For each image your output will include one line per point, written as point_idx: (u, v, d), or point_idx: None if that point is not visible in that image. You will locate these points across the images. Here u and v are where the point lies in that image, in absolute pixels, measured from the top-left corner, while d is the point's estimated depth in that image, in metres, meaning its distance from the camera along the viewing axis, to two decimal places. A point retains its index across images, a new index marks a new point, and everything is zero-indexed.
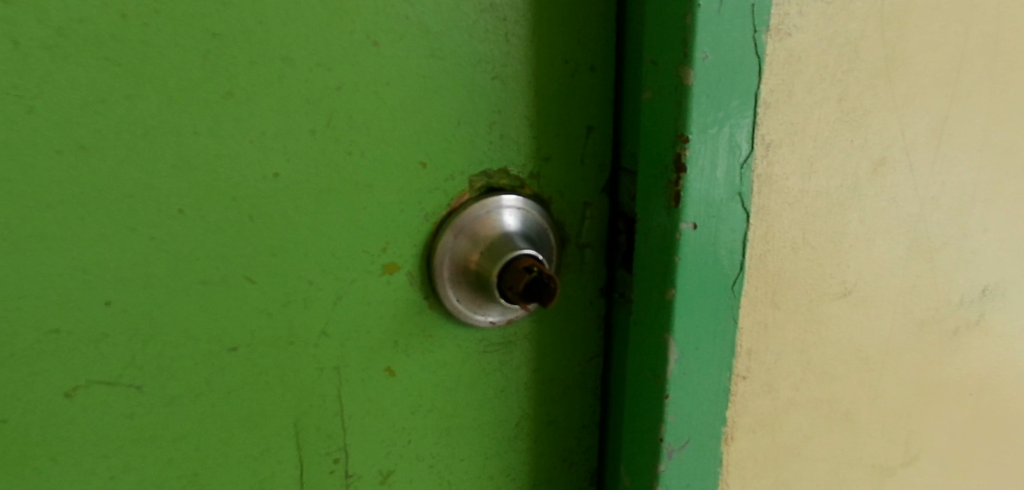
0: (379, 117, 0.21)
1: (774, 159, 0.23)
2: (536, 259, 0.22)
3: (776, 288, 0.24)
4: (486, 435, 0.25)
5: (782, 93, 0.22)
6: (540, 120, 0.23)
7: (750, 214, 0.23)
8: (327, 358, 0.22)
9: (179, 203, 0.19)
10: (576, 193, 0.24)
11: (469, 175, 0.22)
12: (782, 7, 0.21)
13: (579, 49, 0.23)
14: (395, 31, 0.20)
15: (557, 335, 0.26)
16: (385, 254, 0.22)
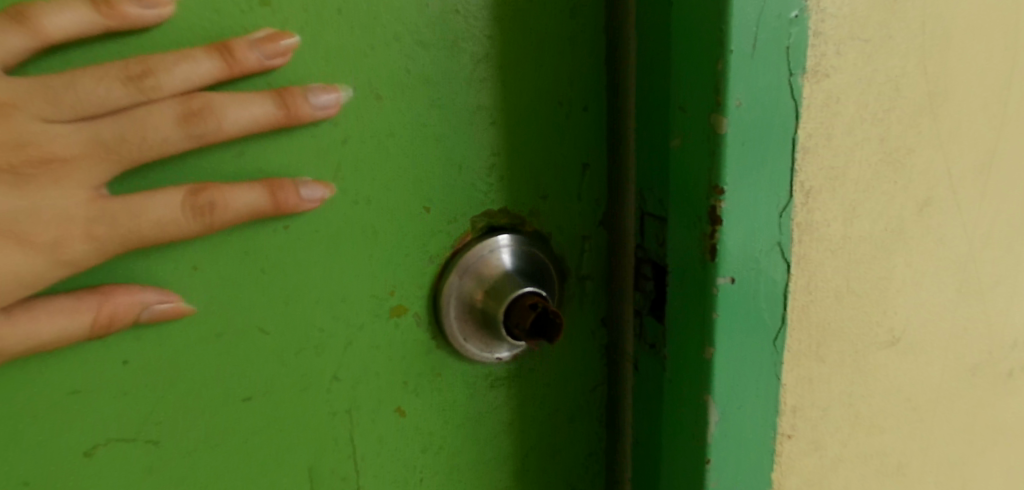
0: (381, 164, 0.21)
1: (815, 206, 0.21)
2: (539, 295, 0.22)
3: (820, 339, 0.23)
4: (495, 469, 0.26)
5: (821, 137, 0.21)
6: (538, 160, 0.23)
7: (790, 264, 0.21)
8: (339, 402, 0.23)
9: (193, 259, 0.20)
10: (576, 228, 0.24)
11: (470, 217, 0.23)
12: (819, 47, 0.20)
13: (573, 88, 0.23)
14: (395, 83, 0.20)
15: (563, 365, 0.26)
16: (393, 298, 0.22)
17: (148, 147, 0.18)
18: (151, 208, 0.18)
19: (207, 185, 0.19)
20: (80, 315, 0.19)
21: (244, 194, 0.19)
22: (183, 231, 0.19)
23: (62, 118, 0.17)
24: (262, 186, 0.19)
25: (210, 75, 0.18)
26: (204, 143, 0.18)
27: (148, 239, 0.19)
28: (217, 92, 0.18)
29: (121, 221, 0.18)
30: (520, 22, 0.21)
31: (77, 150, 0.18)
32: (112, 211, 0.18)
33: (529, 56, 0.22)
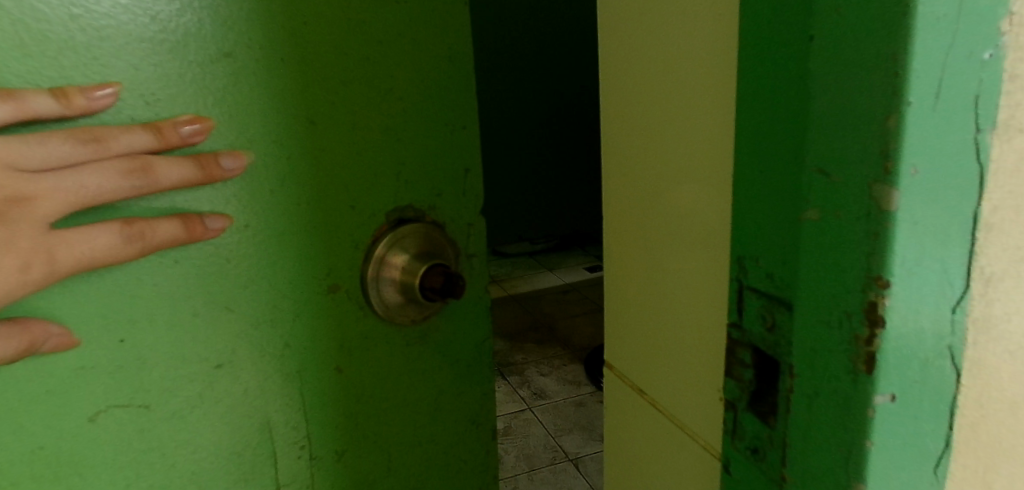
0: (321, 174, 0.30)
1: (995, 298, 0.16)
2: (443, 267, 0.33)
3: (991, 462, 0.18)
4: (412, 409, 0.36)
5: (1009, 210, 0.16)
6: (435, 167, 0.34)
7: (961, 372, 0.16)
8: (288, 363, 0.32)
9: (173, 256, 0.28)
10: (463, 217, 0.36)
11: (385, 212, 0.33)
12: (1011, 97, 0.15)
13: (455, 115, 0.34)
14: (327, 111, 0.30)
15: (459, 323, 0.37)
16: (330, 279, 0.32)
17: (97, 192, 0.25)
18: (89, 239, 0.25)
19: (136, 218, 0.26)
20: (11, 340, 0.24)
21: (168, 227, 0.27)
22: (113, 250, 0.25)
23: (31, 168, 0.24)
24: (178, 218, 0.27)
25: (146, 146, 0.25)
26: (144, 189, 0.26)
27: (89, 264, 0.25)
28: (156, 156, 0.26)
29: (60, 251, 0.24)
30: (418, 71, 0.32)
31: (38, 191, 0.24)
32: (54, 240, 0.24)
33: (423, 93, 0.33)
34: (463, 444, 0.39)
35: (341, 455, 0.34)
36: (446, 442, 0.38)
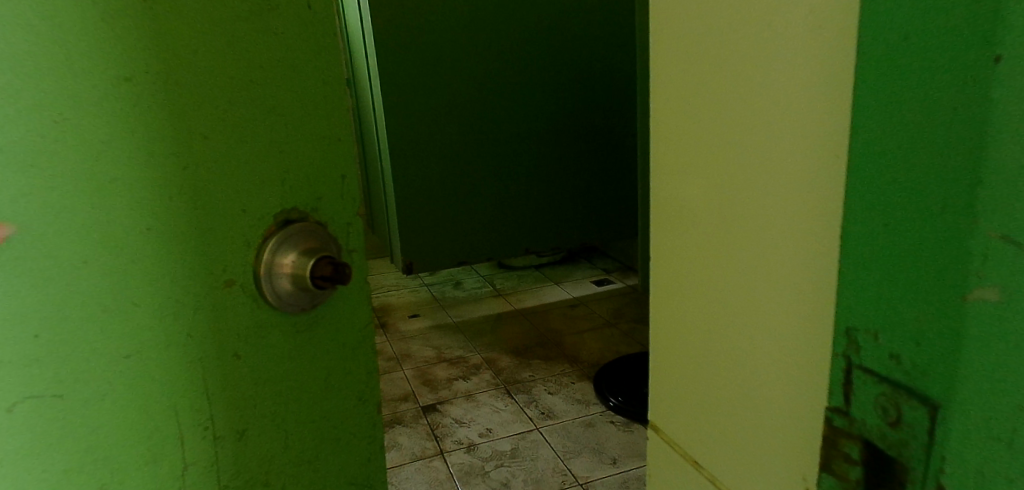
0: (241, 192, 0.48)
1: None
2: (330, 259, 0.51)
3: None
4: (292, 400, 0.55)
5: None
6: (329, 181, 0.54)
7: None
8: (194, 349, 0.48)
9: (144, 228, 0.43)
10: (341, 221, 0.55)
11: (272, 214, 0.50)
12: None
13: (348, 150, 0.55)
14: (261, 143, 0.49)
15: (332, 313, 0.56)
16: (227, 276, 0.48)
17: None
18: None
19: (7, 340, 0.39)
20: None
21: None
22: None
23: None
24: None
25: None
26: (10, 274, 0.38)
27: None
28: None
29: None
30: (309, 107, 0.51)
31: None
32: None
33: (300, 123, 0.51)
34: (325, 422, 0.58)
35: (239, 440, 0.52)
36: (304, 428, 0.56)
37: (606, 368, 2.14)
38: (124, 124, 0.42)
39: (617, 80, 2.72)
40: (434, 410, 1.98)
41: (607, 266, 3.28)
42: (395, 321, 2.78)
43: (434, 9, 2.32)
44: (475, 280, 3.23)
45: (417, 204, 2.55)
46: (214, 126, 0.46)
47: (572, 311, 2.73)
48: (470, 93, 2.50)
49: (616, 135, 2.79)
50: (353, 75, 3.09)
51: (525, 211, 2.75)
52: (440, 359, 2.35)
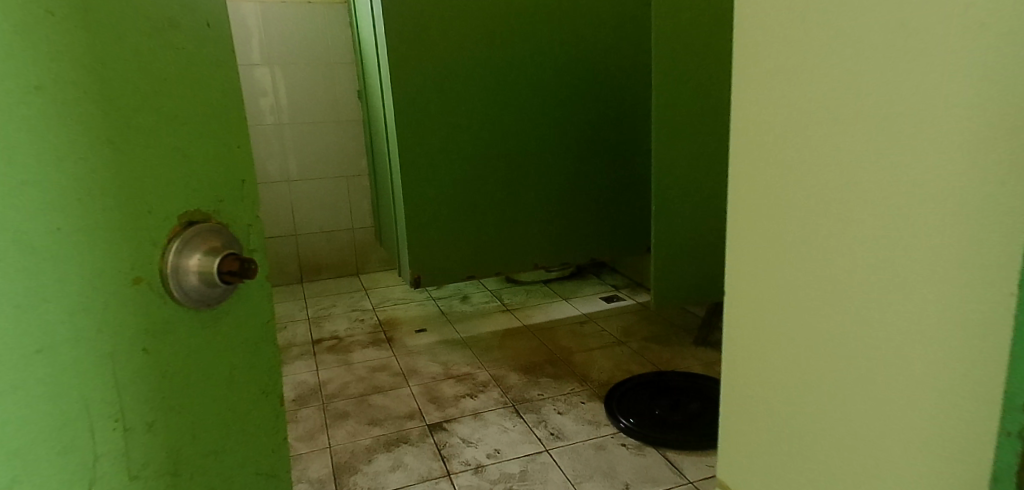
0: (148, 192, 0.49)
1: None
2: (236, 256, 0.54)
3: None
4: (197, 390, 0.55)
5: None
6: (230, 183, 0.56)
7: None
8: (106, 340, 0.46)
9: (56, 224, 0.42)
10: (238, 221, 0.57)
11: (179, 211, 0.51)
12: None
13: (250, 156, 0.58)
14: (169, 146, 0.50)
15: (228, 311, 0.58)
16: (134, 274, 0.48)
17: None
18: None
19: None
20: None
21: None
22: None
23: None
24: None
25: None
26: None
27: None
28: None
29: None
30: (213, 114, 0.53)
31: None
32: None
33: (204, 127, 0.53)
34: (222, 415, 0.58)
35: (151, 432, 0.50)
36: (206, 420, 0.56)
37: (616, 388, 2.08)
38: (60, 115, 0.42)
39: (630, 95, 2.69)
40: (440, 429, 1.94)
41: (617, 282, 3.23)
42: (400, 336, 2.73)
43: (444, 28, 2.34)
44: (483, 294, 3.18)
45: (428, 216, 2.52)
46: (122, 122, 0.46)
47: (581, 328, 2.68)
48: (483, 106, 2.48)
49: (628, 150, 2.76)
50: (365, 87, 3.08)
51: (536, 225, 2.72)
52: (447, 376, 2.31)
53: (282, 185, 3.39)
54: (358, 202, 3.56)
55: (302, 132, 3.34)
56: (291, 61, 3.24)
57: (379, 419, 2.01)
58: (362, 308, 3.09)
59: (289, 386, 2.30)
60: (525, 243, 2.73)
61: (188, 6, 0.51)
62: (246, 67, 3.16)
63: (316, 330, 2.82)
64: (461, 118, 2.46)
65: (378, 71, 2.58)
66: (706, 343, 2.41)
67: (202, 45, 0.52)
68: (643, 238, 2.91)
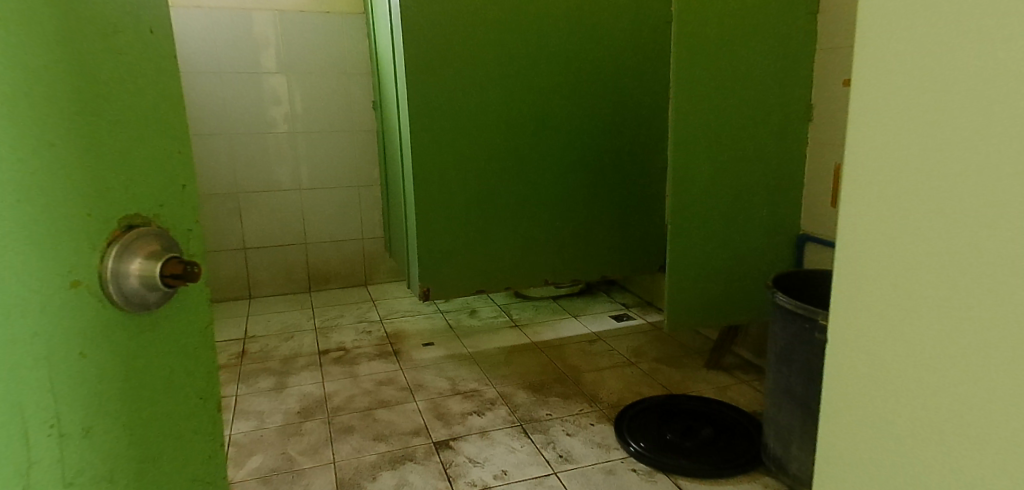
0: (92, 196, 0.50)
1: None
2: (177, 259, 0.56)
3: None
4: (129, 394, 0.55)
5: None
6: (167, 191, 0.58)
7: None
8: (47, 337, 0.45)
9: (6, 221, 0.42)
10: (173, 228, 0.59)
11: (119, 215, 0.52)
12: None
13: (185, 167, 0.60)
14: (112, 151, 0.51)
15: (159, 316, 0.58)
16: (73, 276, 0.48)
17: None
18: None
19: None
20: None
21: None
22: None
23: None
24: None
25: None
26: None
27: None
28: None
29: None
30: (152, 124, 0.56)
31: None
32: None
33: (143, 136, 0.55)
34: (149, 421, 0.57)
35: (86, 435, 0.49)
36: (136, 424, 0.56)
37: (626, 411, 2.04)
38: (32, 109, 0.43)
39: (647, 113, 2.67)
40: (446, 447, 1.91)
41: (628, 301, 3.19)
42: (408, 350, 2.70)
43: (468, 44, 2.34)
44: (492, 309, 3.15)
45: (439, 230, 2.50)
46: (73, 125, 0.47)
47: (591, 347, 2.64)
48: (498, 121, 2.47)
49: (644, 168, 2.73)
50: (380, 98, 3.08)
51: (547, 241, 2.69)
52: (454, 392, 2.28)
53: (295, 194, 3.38)
54: (369, 213, 3.55)
55: (317, 141, 3.35)
56: (308, 71, 3.25)
57: (383, 435, 1.98)
58: (370, 319, 3.06)
59: (295, 397, 2.27)
60: (536, 258, 2.69)
61: (133, 21, 0.53)
62: (263, 76, 3.18)
63: (323, 341, 2.80)
64: (476, 132, 2.45)
65: (395, 83, 2.58)
66: (718, 367, 2.37)
67: (145, 60, 0.55)
68: (655, 256, 2.88)
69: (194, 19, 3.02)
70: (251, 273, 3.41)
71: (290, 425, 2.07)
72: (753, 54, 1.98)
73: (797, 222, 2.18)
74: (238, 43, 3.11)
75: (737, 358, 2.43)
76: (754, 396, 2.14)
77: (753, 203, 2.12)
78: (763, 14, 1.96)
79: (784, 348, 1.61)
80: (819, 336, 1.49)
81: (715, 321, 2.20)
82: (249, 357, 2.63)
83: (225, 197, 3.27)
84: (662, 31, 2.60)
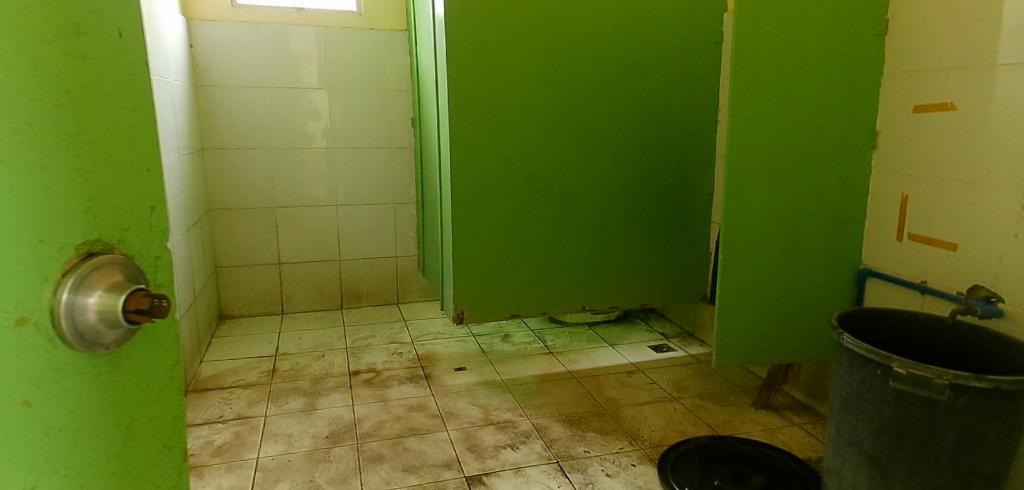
0: (52, 220, 0.48)
1: None
2: (141, 291, 0.54)
3: None
4: (81, 444, 0.52)
5: None
6: (125, 217, 0.57)
7: None
8: None
9: None
10: (129, 257, 0.58)
11: (75, 243, 0.51)
12: None
13: (145, 193, 0.61)
14: (75, 173, 0.50)
15: (112, 352, 0.56)
16: (20, 310, 0.45)
17: None
18: None
19: None
20: None
21: None
22: None
23: None
24: None
25: None
26: None
27: None
28: None
29: None
30: (114, 148, 0.56)
31: None
32: None
33: (106, 159, 0.55)
34: (100, 471, 0.54)
35: None
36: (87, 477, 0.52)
37: (669, 452, 1.92)
38: (7, 138, 0.43)
39: (695, 135, 2.57)
40: (478, 483, 1.81)
41: (667, 330, 3.06)
42: (439, 374, 2.62)
43: (508, 62, 2.28)
44: (526, 334, 3.05)
45: (476, 251, 2.43)
46: (40, 144, 0.46)
47: (629, 379, 2.52)
48: (541, 140, 2.40)
49: (689, 193, 2.62)
50: (420, 115, 3.04)
51: (587, 266, 2.59)
52: (487, 422, 2.19)
53: (332, 209, 3.36)
54: (404, 231, 3.51)
55: (355, 157, 3.33)
56: (350, 87, 3.24)
57: (414, 466, 1.90)
58: (401, 340, 2.99)
59: (324, 420, 2.21)
60: (575, 283, 2.60)
61: (98, 42, 0.54)
62: (305, 91, 3.18)
63: (353, 361, 2.74)
64: (518, 152, 2.38)
65: (435, 99, 2.54)
66: (768, 406, 2.23)
67: (109, 84, 0.55)
68: (698, 285, 2.75)
69: (241, 34, 3.05)
70: (284, 288, 3.39)
71: (318, 450, 2.01)
72: (813, 76, 1.88)
73: (857, 255, 2.04)
74: (282, 58, 3.12)
75: (788, 399, 2.29)
76: (808, 441, 2.00)
77: (810, 233, 1.99)
78: (825, 34, 1.86)
79: (851, 394, 1.49)
80: (893, 384, 1.37)
81: (766, 357, 2.07)
82: (279, 375, 2.58)
83: (263, 211, 3.26)
84: (713, 51, 2.51)
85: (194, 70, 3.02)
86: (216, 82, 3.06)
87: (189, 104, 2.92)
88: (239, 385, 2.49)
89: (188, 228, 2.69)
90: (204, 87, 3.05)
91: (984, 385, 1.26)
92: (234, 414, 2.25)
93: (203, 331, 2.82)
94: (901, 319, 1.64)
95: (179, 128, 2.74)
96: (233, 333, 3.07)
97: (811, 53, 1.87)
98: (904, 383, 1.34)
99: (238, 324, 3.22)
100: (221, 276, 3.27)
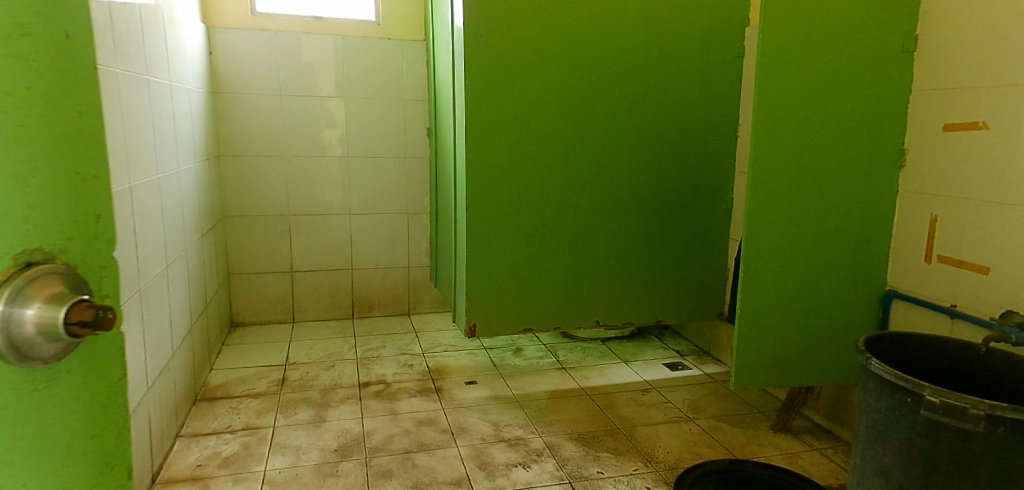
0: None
1: None
2: (85, 303, 0.59)
3: None
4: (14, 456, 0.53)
5: None
6: (69, 227, 0.61)
7: None
8: None
9: None
10: (71, 270, 0.61)
11: (17, 252, 0.54)
12: None
13: (91, 203, 0.64)
14: (22, 184, 0.53)
15: (53, 363, 0.59)
16: None
17: None
18: None
19: None
20: None
21: None
22: None
23: None
24: None
25: None
26: None
27: None
28: None
29: None
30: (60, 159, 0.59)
31: None
32: None
33: (52, 168, 0.57)
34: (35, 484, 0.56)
35: None
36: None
37: (684, 475, 1.87)
38: None
39: (714, 151, 2.53)
40: None
41: (682, 348, 3.00)
42: (450, 387, 2.58)
43: (526, 73, 2.27)
44: (538, 349, 3.01)
45: (490, 263, 2.40)
46: None
47: (644, 397, 2.47)
48: (559, 152, 2.37)
49: (707, 209, 2.57)
50: (436, 125, 3.03)
51: (602, 281, 2.54)
52: (498, 439, 2.14)
53: (346, 218, 3.35)
54: (417, 241, 3.49)
55: (370, 167, 3.32)
56: (367, 96, 3.23)
57: (423, 483, 1.86)
58: (411, 352, 2.95)
59: (333, 433, 2.17)
60: (589, 298, 2.55)
61: (45, 52, 0.56)
62: (322, 100, 3.18)
63: (364, 372, 2.71)
64: (534, 164, 2.35)
65: (452, 109, 2.52)
66: (787, 430, 2.17)
67: (55, 94, 0.58)
68: (714, 303, 2.70)
69: (261, 42, 3.06)
70: (296, 296, 3.37)
71: (326, 464, 1.97)
72: (839, 92, 1.84)
73: (882, 276, 1.98)
74: (300, 67, 3.13)
75: (807, 422, 2.23)
76: (829, 468, 1.94)
77: (833, 252, 1.94)
78: (852, 49, 1.83)
79: (879, 422, 1.44)
80: (924, 413, 1.31)
81: (785, 379, 2.02)
82: (289, 385, 2.55)
83: (278, 218, 3.26)
84: (734, 66, 2.47)
85: (213, 77, 3.03)
86: (235, 90, 3.06)
87: (207, 110, 2.92)
88: (248, 394, 2.46)
89: (202, 234, 2.68)
90: (223, 94, 3.06)
91: (1021, 416, 1.21)
92: (243, 424, 2.23)
93: (214, 338, 2.80)
94: (931, 345, 1.58)
95: (197, 134, 2.74)
96: (244, 341, 3.05)
97: (837, 68, 1.83)
98: (936, 412, 1.29)
99: (249, 332, 3.20)
100: (234, 283, 3.26)
